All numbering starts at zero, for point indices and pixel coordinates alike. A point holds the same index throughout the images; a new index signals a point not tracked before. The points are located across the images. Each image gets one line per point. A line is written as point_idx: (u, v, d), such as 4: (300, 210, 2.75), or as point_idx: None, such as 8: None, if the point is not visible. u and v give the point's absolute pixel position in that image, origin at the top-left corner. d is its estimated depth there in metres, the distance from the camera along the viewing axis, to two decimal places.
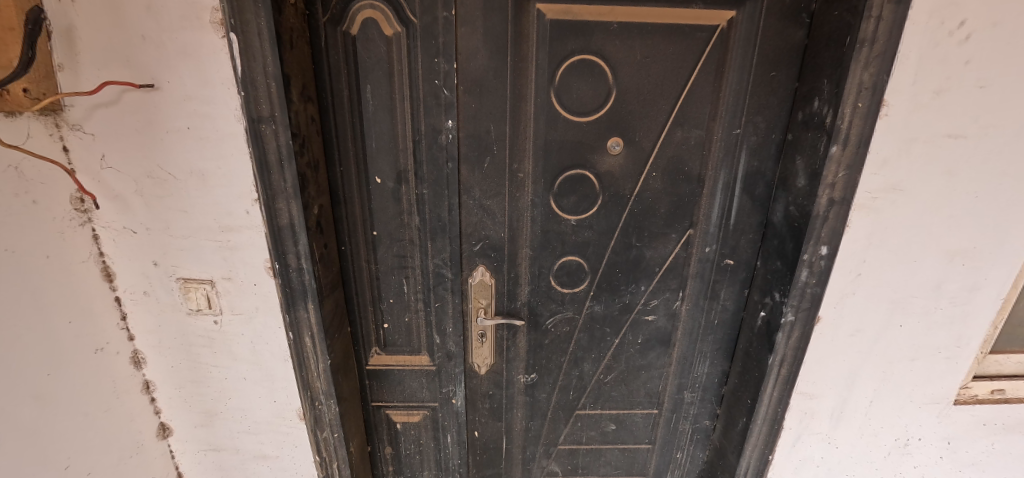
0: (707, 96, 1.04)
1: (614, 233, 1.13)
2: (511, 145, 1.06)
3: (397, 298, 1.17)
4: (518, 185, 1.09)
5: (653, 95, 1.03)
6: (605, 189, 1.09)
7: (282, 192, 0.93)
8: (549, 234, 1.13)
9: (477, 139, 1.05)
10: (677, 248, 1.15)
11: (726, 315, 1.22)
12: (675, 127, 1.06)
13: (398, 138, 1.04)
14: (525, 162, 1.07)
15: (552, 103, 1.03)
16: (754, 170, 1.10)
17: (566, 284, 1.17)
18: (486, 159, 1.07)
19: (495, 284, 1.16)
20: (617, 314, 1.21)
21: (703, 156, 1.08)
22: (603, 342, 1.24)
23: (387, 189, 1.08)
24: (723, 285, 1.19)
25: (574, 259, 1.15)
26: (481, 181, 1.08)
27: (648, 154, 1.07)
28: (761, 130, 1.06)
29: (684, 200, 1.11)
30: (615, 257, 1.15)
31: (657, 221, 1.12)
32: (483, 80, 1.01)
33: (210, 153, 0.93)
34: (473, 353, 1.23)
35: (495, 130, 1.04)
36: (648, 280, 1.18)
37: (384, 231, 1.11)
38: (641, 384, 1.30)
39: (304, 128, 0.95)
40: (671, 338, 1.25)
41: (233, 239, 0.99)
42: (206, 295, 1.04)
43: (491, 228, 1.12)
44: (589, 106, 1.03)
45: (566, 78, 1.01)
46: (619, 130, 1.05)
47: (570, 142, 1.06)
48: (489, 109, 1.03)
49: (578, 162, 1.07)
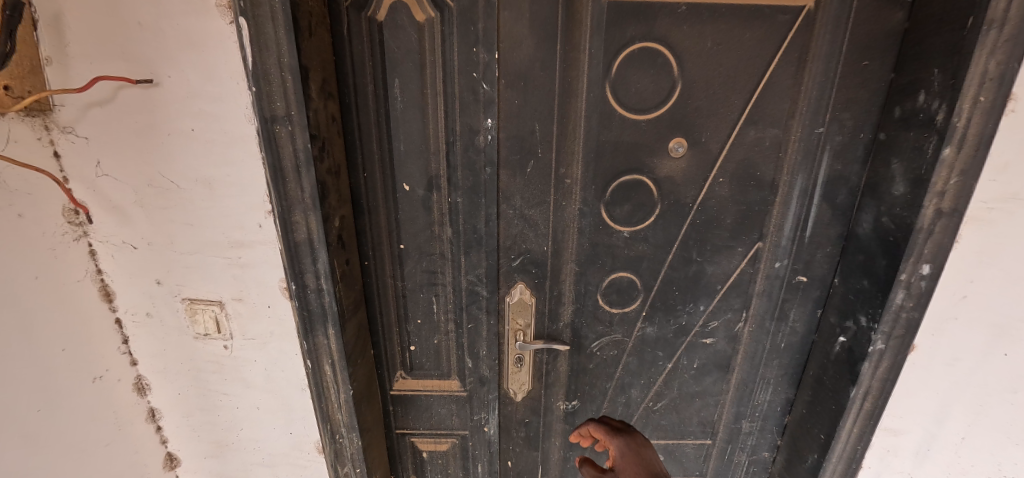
0: (786, 90, 0.90)
1: (672, 247, 1.00)
2: (558, 147, 0.93)
3: (425, 318, 1.05)
4: (565, 191, 0.96)
5: (723, 89, 0.89)
6: (664, 198, 0.97)
7: (300, 203, 0.80)
8: (599, 248, 1.00)
9: (519, 140, 0.92)
10: (743, 263, 1.02)
11: (794, 338, 1.08)
12: (748, 126, 0.92)
13: (430, 140, 0.91)
14: (573, 166, 0.94)
15: (606, 98, 0.90)
16: (837, 175, 0.95)
17: (616, 304, 1.04)
18: (529, 163, 0.94)
19: (534, 304, 1.04)
20: (671, 337, 1.08)
21: (777, 158, 0.94)
22: (654, 366, 1.11)
23: (417, 197, 0.95)
24: (793, 305, 1.05)
25: (626, 276, 1.02)
26: (523, 188, 0.95)
27: (715, 157, 0.94)
28: (848, 129, 0.92)
29: (753, 209, 0.98)
30: (672, 274, 1.03)
31: (721, 234, 0.99)
32: (528, 73, 0.88)
33: (217, 158, 0.80)
34: (509, 379, 1.11)
35: (540, 130, 0.92)
36: (709, 299, 1.05)
37: (412, 244, 0.99)
38: (694, 413, 1.16)
39: (324, 129, 0.82)
40: (731, 363, 1.11)
41: (244, 257, 0.87)
42: (215, 317, 0.92)
43: (533, 240, 0.99)
44: (650, 102, 0.90)
45: (624, 71, 0.88)
46: (682, 129, 0.92)
47: (625, 143, 0.93)
48: (534, 106, 0.90)
49: (634, 167, 0.94)
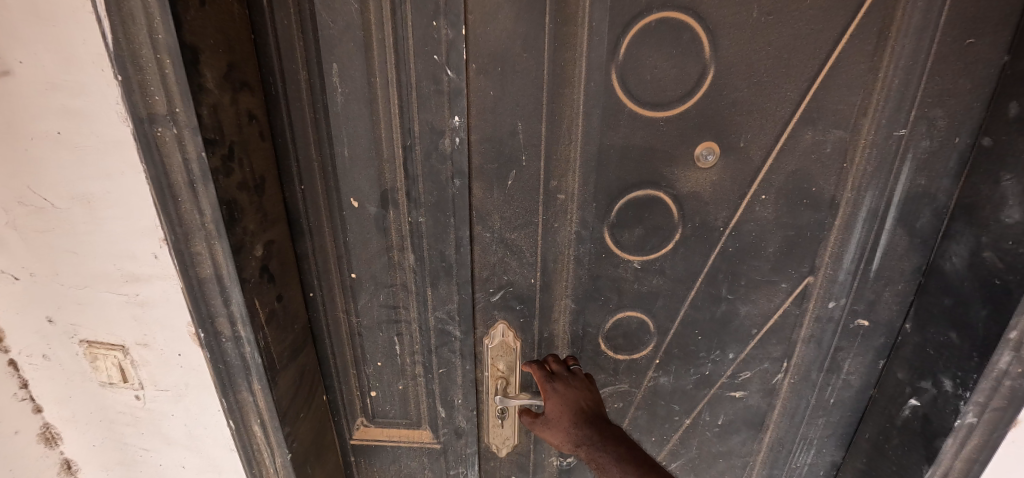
0: (859, 78, 0.66)
1: (695, 280, 0.79)
2: (548, 153, 0.71)
3: (386, 361, 0.85)
4: (557, 211, 0.74)
5: (772, 77, 0.66)
6: (686, 219, 0.74)
7: (200, 230, 0.61)
8: (601, 281, 0.79)
9: (497, 143, 0.70)
10: (787, 302, 0.80)
11: (848, 394, 0.86)
12: (803, 127, 0.69)
13: (382, 143, 0.70)
14: (568, 178, 0.72)
15: (611, 88, 0.67)
16: (920, 192, 0.72)
17: (622, 349, 0.83)
18: (511, 173, 0.72)
19: (518, 348, 0.83)
20: (691, 390, 0.87)
21: (840, 170, 0.71)
22: (670, 421, 0.90)
23: (369, 216, 0.75)
24: (849, 355, 0.83)
25: (635, 315, 0.81)
26: (503, 205, 0.74)
27: (756, 168, 0.71)
28: (939, 132, 0.68)
29: (805, 235, 0.75)
30: (693, 314, 0.81)
31: (761, 266, 0.77)
32: (507, 55, 0.66)
33: (94, 170, 0.61)
34: (489, 433, 0.90)
35: (524, 131, 0.70)
36: (740, 347, 0.83)
37: (366, 273, 0.79)
38: (717, 472, 0.96)
39: (234, 130, 0.62)
40: (765, 420, 0.89)
41: (143, 294, 0.68)
42: (119, 364, 0.74)
43: (517, 270, 0.78)
44: (671, 94, 0.67)
45: (637, 52, 0.65)
46: (713, 130, 0.69)
47: (635, 148, 0.70)
48: (516, 99, 0.68)
49: (650, 178, 0.72)
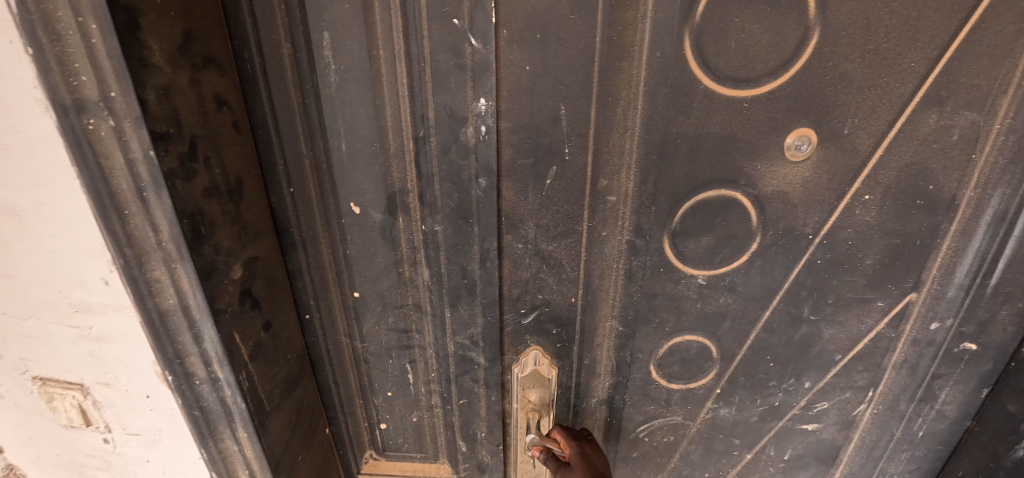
0: (1008, 45, 0.51)
1: (773, 298, 0.66)
2: (598, 145, 0.57)
3: (398, 390, 0.73)
4: (610, 219, 0.61)
5: (893, 44, 0.51)
6: (768, 229, 0.61)
7: (156, 252, 0.47)
8: (657, 300, 0.66)
9: (533, 133, 0.56)
10: (882, 324, 0.67)
11: (939, 426, 0.73)
12: (926, 109, 0.55)
13: (388, 134, 0.56)
14: (622, 177, 0.59)
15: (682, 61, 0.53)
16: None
17: (677, 377, 0.71)
18: (550, 170, 0.58)
19: (552, 378, 0.70)
20: (756, 422, 0.75)
21: (967, 163, 0.57)
22: (728, 455, 0.78)
23: (373, 224, 0.61)
24: (946, 383, 0.70)
25: (697, 340, 0.69)
26: (540, 210, 0.60)
27: (861, 162, 0.57)
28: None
29: (911, 244, 0.61)
30: (765, 339, 0.68)
31: (854, 282, 0.64)
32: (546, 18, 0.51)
33: (20, 176, 0.47)
34: (517, 469, 0.78)
35: (568, 117, 0.55)
36: (818, 376, 0.70)
37: (372, 291, 0.65)
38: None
39: (197, 121, 0.48)
40: (837, 454, 0.77)
41: (98, 327, 0.55)
42: (79, 405, 0.62)
43: (553, 288, 0.65)
44: (762, 66, 0.53)
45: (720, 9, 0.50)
46: (811, 114, 0.55)
47: (711, 138, 0.57)
48: (559, 76, 0.53)
49: (726, 178, 0.59)
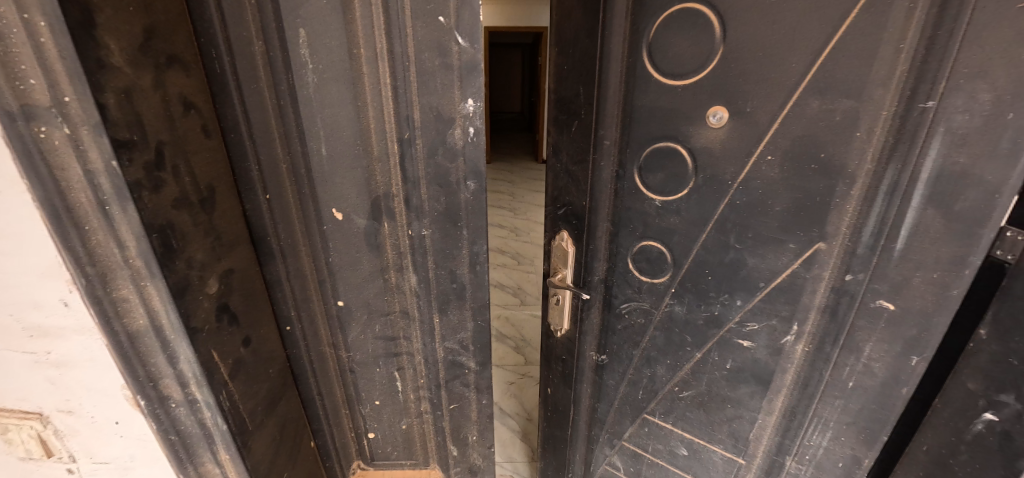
0: (877, 43, 0.53)
1: (706, 226, 0.70)
2: (596, 111, 0.72)
3: (386, 398, 0.71)
4: (606, 153, 0.74)
5: (779, 44, 0.58)
6: (697, 171, 0.68)
7: (123, 271, 0.44)
8: (632, 212, 0.75)
9: (564, 99, 0.75)
10: (796, 264, 0.66)
11: (870, 383, 0.67)
12: (808, 97, 0.58)
13: (370, 136, 0.54)
14: (614, 129, 0.72)
15: (640, 60, 0.67)
16: (953, 173, 0.53)
17: (644, 274, 0.78)
18: (575, 120, 0.74)
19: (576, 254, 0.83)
20: (701, 326, 0.76)
21: (852, 139, 0.57)
22: (680, 352, 0.80)
23: (357, 230, 0.58)
24: (868, 337, 0.65)
25: (654, 246, 0.75)
26: (569, 143, 0.76)
27: (763, 130, 0.62)
28: (981, 106, 0.50)
29: (817, 183, 0.61)
30: (702, 255, 0.72)
31: (767, 224, 0.66)
32: (569, 19, 0.70)
33: None
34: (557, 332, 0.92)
35: (582, 90, 0.72)
36: (748, 296, 0.71)
37: (357, 299, 0.63)
38: (721, 420, 0.81)
39: (161, 124, 0.44)
40: (774, 378, 0.73)
41: (57, 352, 0.50)
42: (37, 435, 0.57)
43: (575, 198, 0.79)
44: (689, 61, 0.63)
45: (667, 21, 0.63)
46: (719, 94, 0.63)
47: (656, 113, 0.68)
48: (576, 66, 0.72)
49: (669, 136, 0.68)
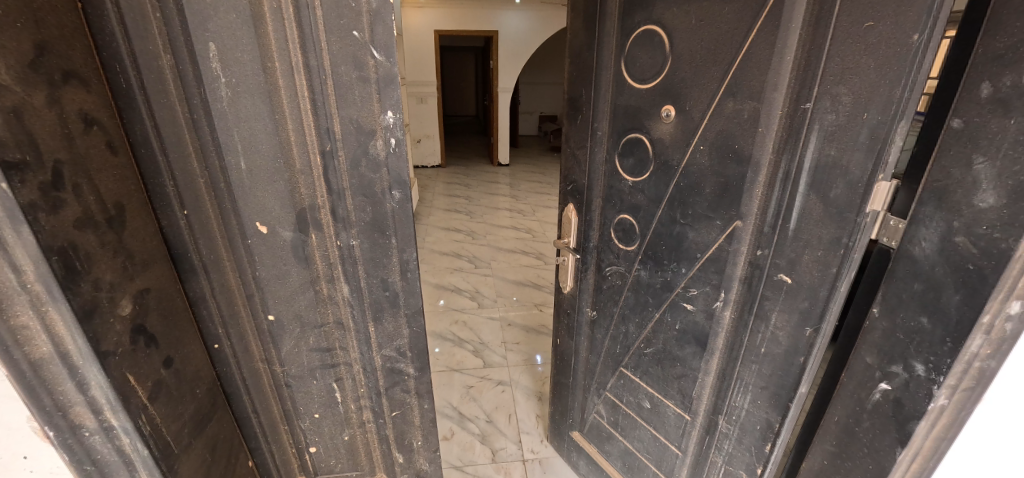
0: (772, 56, 0.76)
1: (661, 204, 1.01)
2: (586, 114, 1.10)
3: (325, 411, 0.70)
4: (598, 138, 1.09)
5: (706, 58, 0.85)
6: (655, 157, 0.98)
7: (20, 296, 0.42)
8: (614, 190, 1.11)
9: (574, 100, 1.13)
10: (721, 239, 0.92)
11: (778, 350, 0.89)
12: (725, 99, 0.84)
13: (292, 148, 0.54)
14: (605, 122, 1.07)
15: (619, 71, 1.00)
16: (827, 163, 0.73)
17: (622, 241, 1.13)
18: (578, 116, 1.13)
19: (575, 221, 1.24)
20: (659, 289, 1.08)
21: (755, 133, 0.81)
22: (645, 311, 1.13)
23: (284, 242, 0.58)
24: (774, 306, 0.87)
25: (627, 219, 1.09)
26: (574, 134, 1.16)
27: (698, 124, 0.89)
28: (844, 107, 0.70)
29: (732, 184, 0.87)
30: (660, 228, 1.03)
31: (701, 202, 0.93)
32: (576, 52, 1.08)
33: None
34: (563, 280, 1.36)
35: (584, 94, 1.09)
36: (690, 264, 0.99)
37: (288, 312, 0.62)
38: (674, 378, 1.11)
39: (59, 144, 0.42)
40: (709, 339, 1.00)
41: None
42: None
43: (580, 175, 1.17)
44: (648, 70, 0.94)
45: (638, 43, 0.95)
46: (675, 94, 0.91)
47: (632, 108, 1.00)
48: (583, 78, 1.08)
49: (635, 127, 1.01)
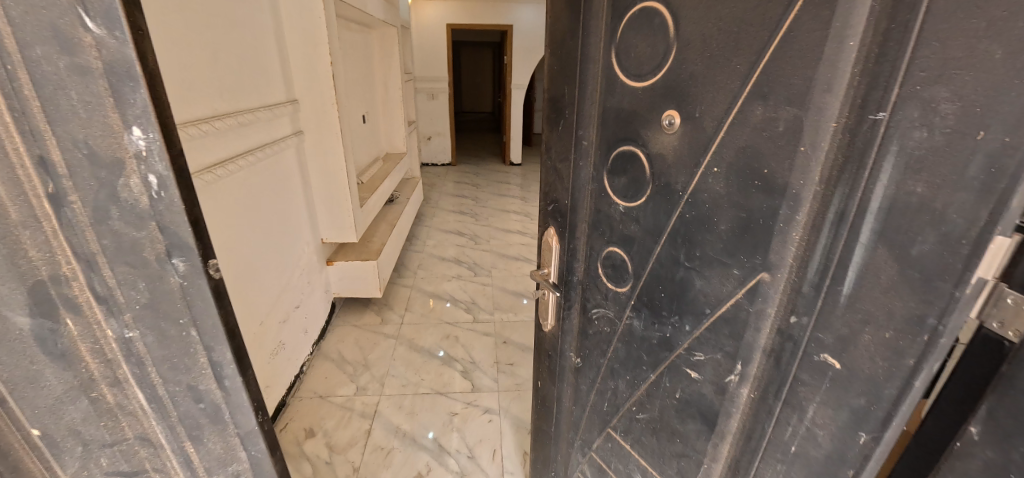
0: (823, 42, 0.50)
1: (661, 238, 0.75)
2: (570, 118, 0.89)
3: None
4: (587, 148, 0.88)
5: (726, 45, 0.59)
6: (654, 178, 0.74)
7: None
8: (602, 215, 0.88)
9: (556, 100, 0.93)
10: (740, 294, 0.66)
11: (814, 453, 0.63)
12: (753, 102, 0.58)
13: None
14: (592, 131, 0.86)
15: (611, 64, 0.78)
16: (909, 204, 0.47)
17: (612, 279, 0.90)
18: (560, 120, 0.93)
19: (558, 249, 1.03)
20: (656, 346, 0.83)
21: (795, 154, 0.55)
22: (638, 369, 0.89)
23: None
24: (811, 396, 0.61)
25: (617, 253, 0.86)
26: (556, 142, 0.96)
27: (710, 138, 0.64)
28: (941, 120, 0.43)
29: (756, 222, 0.61)
30: (659, 269, 0.78)
31: (712, 243, 0.67)
32: (560, 42, 0.87)
33: None
34: (543, 316, 1.15)
35: (568, 93, 0.88)
36: (695, 321, 0.74)
37: None
38: (672, 456, 0.87)
39: None
40: (719, 420, 0.75)
41: None
42: None
43: (562, 192, 0.98)
44: (648, 62, 0.70)
45: (632, 26, 0.72)
46: (680, 93, 0.66)
47: (627, 111, 0.76)
48: (566, 72, 0.87)
49: (630, 137, 0.77)
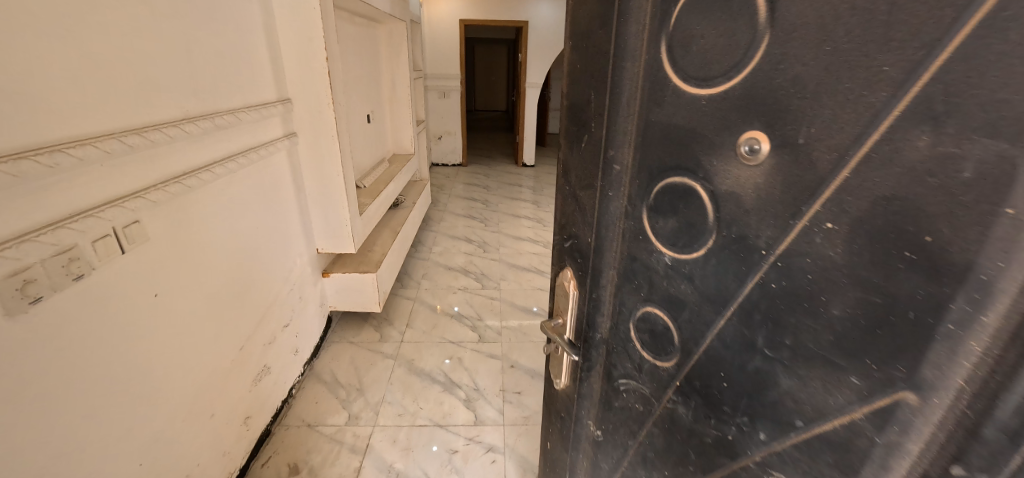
0: None
1: (730, 308, 0.54)
2: (596, 134, 0.68)
3: None
4: (619, 169, 0.65)
5: (861, 34, 0.37)
6: (722, 226, 0.52)
7: None
8: (638, 263, 0.67)
9: (577, 110, 0.72)
10: (861, 413, 0.42)
11: None
12: (912, 128, 0.35)
13: None
14: (627, 153, 0.64)
15: (659, 59, 0.55)
16: None
17: (648, 348, 0.68)
18: (582, 136, 0.72)
19: (576, 296, 0.82)
20: (712, 447, 0.61)
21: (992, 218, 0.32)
22: (680, 468, 0.67)
23: None
24: None
25: (657, 314, 0.64)
26: (577, 163, 0.75)
27: (821, 178, 0.42)
28: None
29: (898, 313, 0.38)
30: (721, 350, 0.56)
31: (816, 332, 0.45)
32: (589, 30, 0.65)
33: None
34: (555, 371, 0.94)
35: (594, 100, 0.67)
36: (773, 432, 0.51)
37: None
38: None
39: None
40: None
41: None
42: None
43: (581, 226, 0.77)
44: (720, 61, 0.48)
45: (693, 4, 0.49)
46: (771, 104, 0.44)
47: (683, 125, 0.54)
48: (593, 73, 0.66)
49: (686, 165, 0.55)
